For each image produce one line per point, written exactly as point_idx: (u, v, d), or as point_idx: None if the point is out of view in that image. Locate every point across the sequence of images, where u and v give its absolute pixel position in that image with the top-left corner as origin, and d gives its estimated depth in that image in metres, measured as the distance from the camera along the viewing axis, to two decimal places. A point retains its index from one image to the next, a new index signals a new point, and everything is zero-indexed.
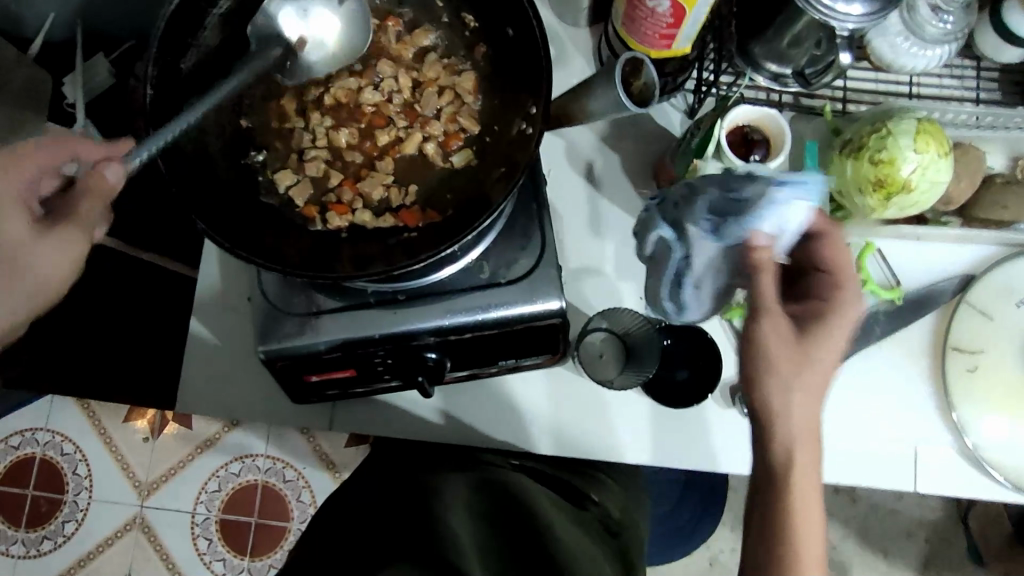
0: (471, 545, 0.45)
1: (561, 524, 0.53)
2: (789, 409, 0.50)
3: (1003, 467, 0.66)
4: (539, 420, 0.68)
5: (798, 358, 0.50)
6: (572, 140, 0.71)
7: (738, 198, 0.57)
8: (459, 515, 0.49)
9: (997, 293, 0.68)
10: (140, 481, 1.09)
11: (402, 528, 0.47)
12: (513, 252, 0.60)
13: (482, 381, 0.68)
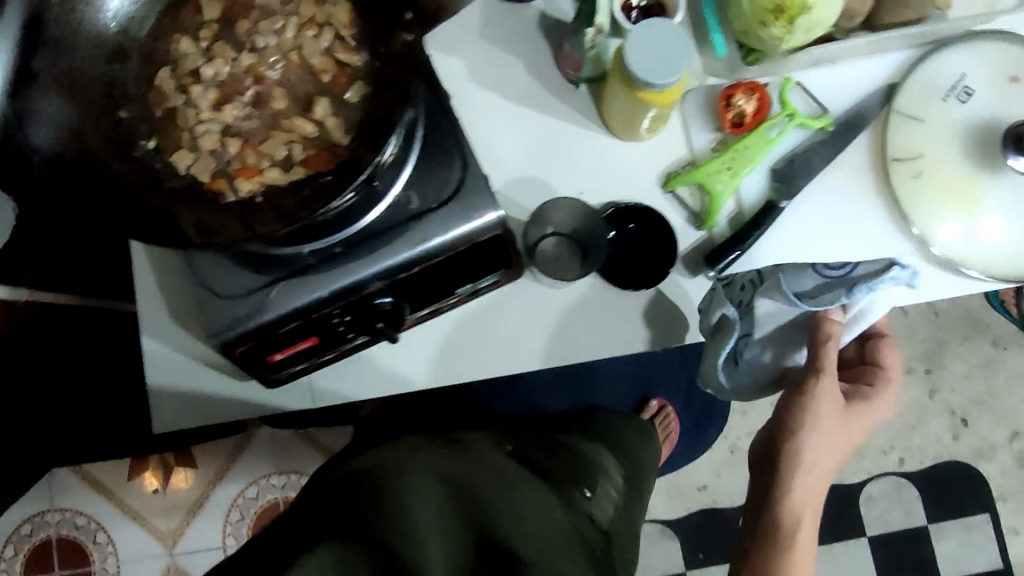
0: (428, 530, 0.53)
1: (530, 503, 0.59)
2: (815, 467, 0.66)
3: (963, 260, 0.68)
4: (513, 338, 0.67)
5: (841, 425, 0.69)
6: (473, 60, 0.71)
7: (830, 275, 0.67)
8: (427, 496, 0.56)
9: (922, 93, 0.69)
10: (161, 531, 1.20)
11: (366, 507, 0.55)
12: (437, 174, 0.58)
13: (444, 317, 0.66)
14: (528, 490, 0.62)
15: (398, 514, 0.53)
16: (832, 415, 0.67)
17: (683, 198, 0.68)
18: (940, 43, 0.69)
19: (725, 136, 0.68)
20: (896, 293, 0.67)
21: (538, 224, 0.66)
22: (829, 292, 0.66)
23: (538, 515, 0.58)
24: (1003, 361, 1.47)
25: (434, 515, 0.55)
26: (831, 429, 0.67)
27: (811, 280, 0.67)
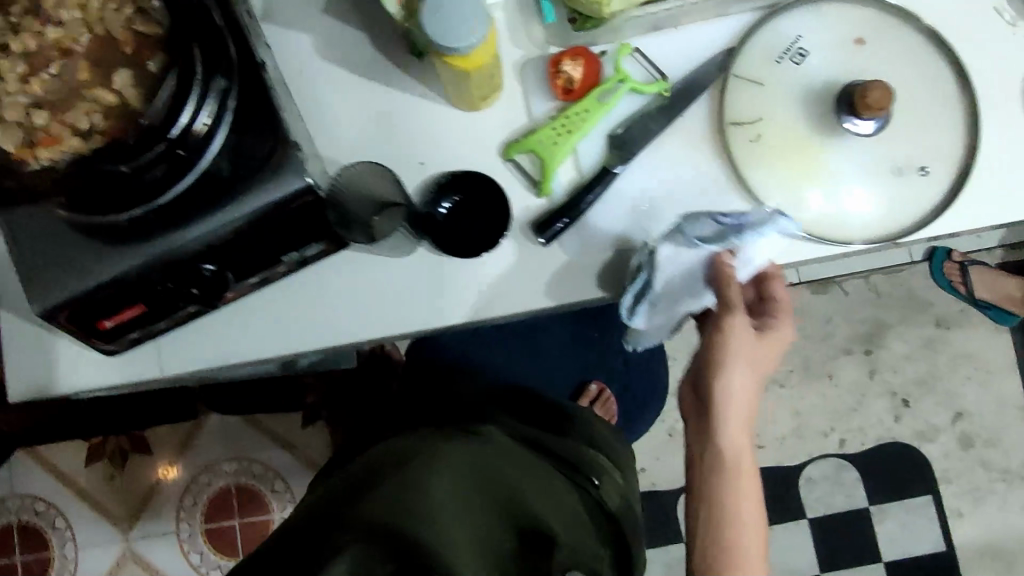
0: (445, 530, 0.55)
1: (545, 495, 0.63)
2: (735, 394, 0.64)
3: (805, 225, 0.67)
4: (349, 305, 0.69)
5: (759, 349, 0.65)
6: (320, 35, 0.72)
7: (725, 222, 0.64)
8: (444, 501, 0.58)
9: (761, 56, 0.68)
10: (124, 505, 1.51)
11: (383, 507, 0.56)
12: (249, 143, 0.60)
13: (282, 285, 0.69)
14: (537, 474, 0.65)
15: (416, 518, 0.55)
16: (750, 340, 0.64)
17: (521, 166, 0.69)
18: (779, 6, 0.69)
19: (558, 104, 0.68)
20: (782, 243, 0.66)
21: (357, 223, 0.64)
22: (723, 237, 0.63)
23: (553, 508, 0.61)
24: (946, 340, 1.45)
25: (446, 491, 0.59)
26: (747, 378, 0.64)
27: (708, 229, 0.64)
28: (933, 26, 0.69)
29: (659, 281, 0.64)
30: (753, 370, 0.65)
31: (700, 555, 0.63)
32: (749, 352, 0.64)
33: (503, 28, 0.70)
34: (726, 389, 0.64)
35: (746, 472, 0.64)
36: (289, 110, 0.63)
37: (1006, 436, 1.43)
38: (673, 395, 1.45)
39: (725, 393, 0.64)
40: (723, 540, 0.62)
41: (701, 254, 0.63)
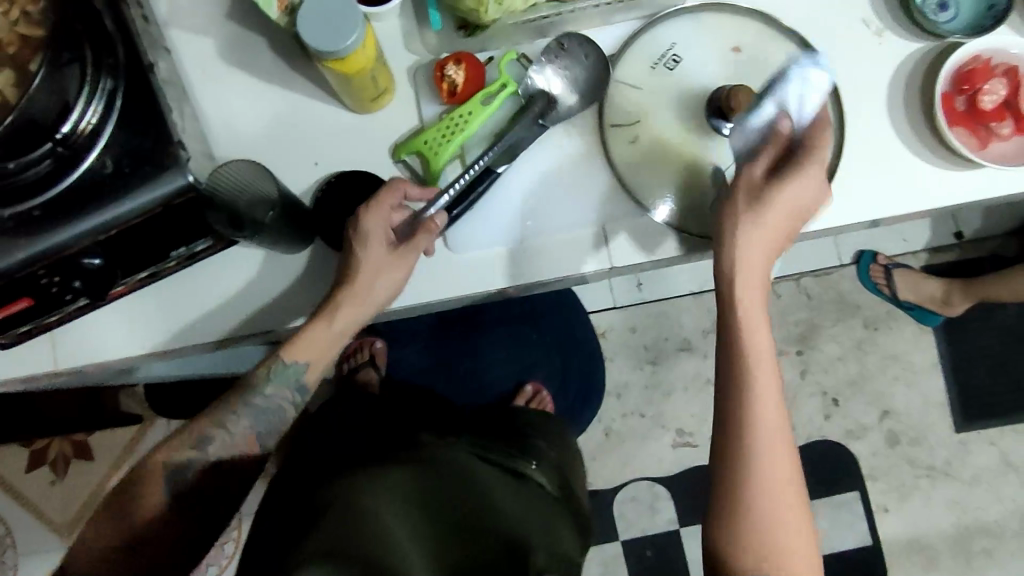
0: (397, 537, 0.61)
1: (503, 493, 0.70)
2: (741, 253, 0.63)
3: (682, 224, 0.70)
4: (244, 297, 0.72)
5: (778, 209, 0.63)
6: (221, 39, 0.74)
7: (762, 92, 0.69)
8: (394, 503, 0.64)
9: (638, 63, 0.72)
10: (60, 525, 1.59)
11: (329, 516, 0.62)
12: (134, 142, 0.61)
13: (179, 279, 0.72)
14: (493, 482, 0.71)
15: (363, 532, 0.60)
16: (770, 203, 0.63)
17: (411, 166, 0.72)
18: (658, 15, 0.72)
19: (445, 106, 0.71)
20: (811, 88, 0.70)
21: (248, 222, 0.65)
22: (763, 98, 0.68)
23: (514, 504, 0.69)
24: (874, 342, 1.49)
25: (392, 520, 0.62)
26: (758, 248, 0.64)
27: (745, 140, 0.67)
28: (806, 37, 0.73)
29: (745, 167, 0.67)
30: (774, 230, 0.63)
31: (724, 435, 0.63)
32: (770, 209, 0.63)
33: (396, 34, 0.72)
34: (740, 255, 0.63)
35: (759, 347, 0.63)
36: (179, 110, 0.66)
37: (931, 434, 1.46)
38: (610, 395, 1.48)
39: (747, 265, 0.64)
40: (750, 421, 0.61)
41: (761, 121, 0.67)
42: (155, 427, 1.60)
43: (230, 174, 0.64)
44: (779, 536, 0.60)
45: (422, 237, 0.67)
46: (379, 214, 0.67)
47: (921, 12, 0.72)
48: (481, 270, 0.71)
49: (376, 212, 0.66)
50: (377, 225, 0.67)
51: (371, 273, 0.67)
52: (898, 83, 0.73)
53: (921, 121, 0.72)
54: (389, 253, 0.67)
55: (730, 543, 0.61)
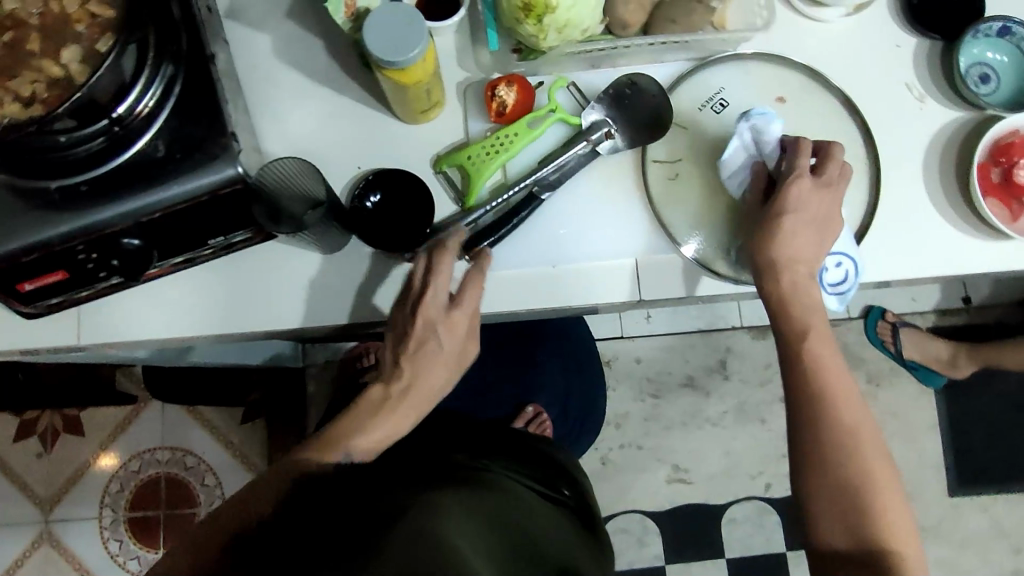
0: (487, 549, 0.57)
1: (543, 519, 0.71)
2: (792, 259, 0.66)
3: (713, 264, 0.71)
4: (272, 292, 0.72)
5: (817, 214, 0.66)
6: (278, 37, 0.75)
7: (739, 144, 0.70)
8: (472, 515, 0.60)
9: (685, 103, 0.73)
10: (42, 499, 1.57)
11: (414, 519, 0.56)
12: (185, 128, 0.62)
13: (209, 267, 0.72)
14: (536, 511, 0.71)
15: (460, 541, 0.55)
16: (808, 215, 0.66)
17: (450, 179, 0.72)
18: (708, 59, 0.74)
19: (492, 125, 0.72)
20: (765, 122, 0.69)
21: (288, 217, 0.64)
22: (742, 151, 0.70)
23: (553, 529, 0.70)
24: (875, 397, 1.50)
25: (478, 532, 0.58)
26: (800, 266, 0.66)
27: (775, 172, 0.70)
28: (849, 94, 0.75)
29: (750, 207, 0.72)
30: (818, 236, 0.66)
31: (800, 441, 0.64)
32: (799, 235, 0.66)
33: (451, 49, 0.73)
34: (783, 275, 0.66)
35: (822, 349, 0.66)
36: (234, 103, 0.67)
37: (924, 494, 1.47)
38: (609, 424, 1.48)
39: (794, 284, 0.66)
40: (820, 424, 0.63)
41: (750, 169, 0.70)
42: (149, 409, 1.59)
43: (281, 172, 0.65)
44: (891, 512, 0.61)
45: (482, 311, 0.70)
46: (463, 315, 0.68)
47: (965, 82, 0.73)
48: (512, 289, 0.72)
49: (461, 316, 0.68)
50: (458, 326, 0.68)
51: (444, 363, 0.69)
52: (936, 147, 0.75)
53: (957, 187, 0.74)
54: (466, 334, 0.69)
55: (837, 539, 0.61)
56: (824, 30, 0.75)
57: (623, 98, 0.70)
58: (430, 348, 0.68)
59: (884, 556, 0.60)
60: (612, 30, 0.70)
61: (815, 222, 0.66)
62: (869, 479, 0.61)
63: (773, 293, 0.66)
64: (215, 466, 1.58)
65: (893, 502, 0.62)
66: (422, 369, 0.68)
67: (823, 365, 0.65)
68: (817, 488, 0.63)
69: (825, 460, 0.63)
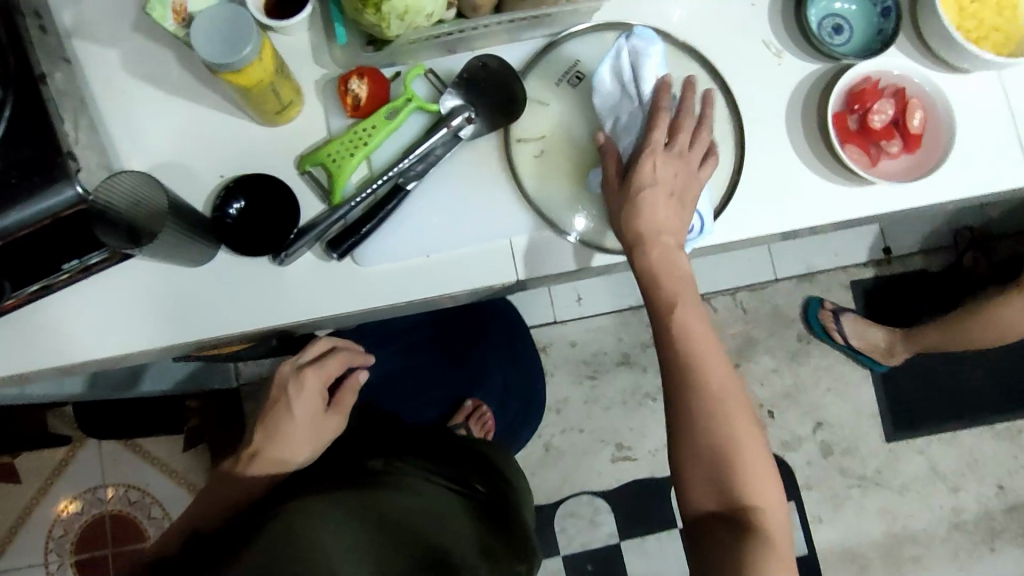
0: (338, 547, 0.67)
1: (440, 512, 0.76)
2: (659, 223, 0.65)
3: (584, 236, 0.71)
4: (143, 311, 0.71)
5: (681, 181, 0.66)
6: (129, 52, 0.73)
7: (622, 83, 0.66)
8: (338, 516, 0.70)
9: (544, 79, 0.73)
10: None
11: (275, 533, 0.67)
12: (16, 152, 0.60)
13: (77, 294, 0.70)
14: (433, 500, 0.77)
15: (306, 545, 0.66)
16: (672, 185, 0.65)
17: (315, 178, 0.71)
18: (564, 31, 0.73)
19: (351, 119, 0.71)
20: (649, 56, 0.65)
21: (143, 233, 0.63)
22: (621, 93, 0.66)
23: (450, 520, 0.76)
24: (808, 355, 1.52)
25: (335, 534, 0.68)
26: (669, 230, 0.66)
27: (629, 104, 0.66)
28: (707, 56, 0.75)
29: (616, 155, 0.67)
30: (680, 210, 0.66)
31: (672, 415, 0.64)
32: (660, 203, 0.65)
33: (306, 48, 0.73)
34: (651, 250, 0.65)
35: (689, 318, 0.65)
36: (74, 122, 0.65)
37: (861, 443, 1.50)
38: (551, 410, 1.48)
39: (660, 256, 0.65)
40: (693, 399, 0.63)
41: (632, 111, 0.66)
42: (88, 447, 1.55)
43: (115, 187, 0.61)
44: (754, 467, 0.62)
45: (346, 396, 0.85)
46: (314, 376, 0.82)
47: (817, 36, 0.74)
48: (388, 284, 0.71)
49: (312, 375, 0.82)
50: (309, 380, 0.81)
51: (303, 428, 0.80)
52: (797, 102, 0.76)
53: (818, 136, 0.75)
54: (321, 415, 0.82)
55: (705, 501, 0.63)
56: None
57: (476, 81, 0.69)
58: (282, 406, 0.80)
59: (744, 513, 0.61)
60: (463, 11, 0.69)
61: (677, 177, 0.66)
62: (736, 447, 0.62)
63: (643, 267, 0.66)
64: (160, 498, 1.55)
65: (760, 467, 0.62)
66: (278, 432, 0.80)
67: (693, 333, 0.64)
68: (690, 455, 0.63)
69: (696, 422, 0.62)
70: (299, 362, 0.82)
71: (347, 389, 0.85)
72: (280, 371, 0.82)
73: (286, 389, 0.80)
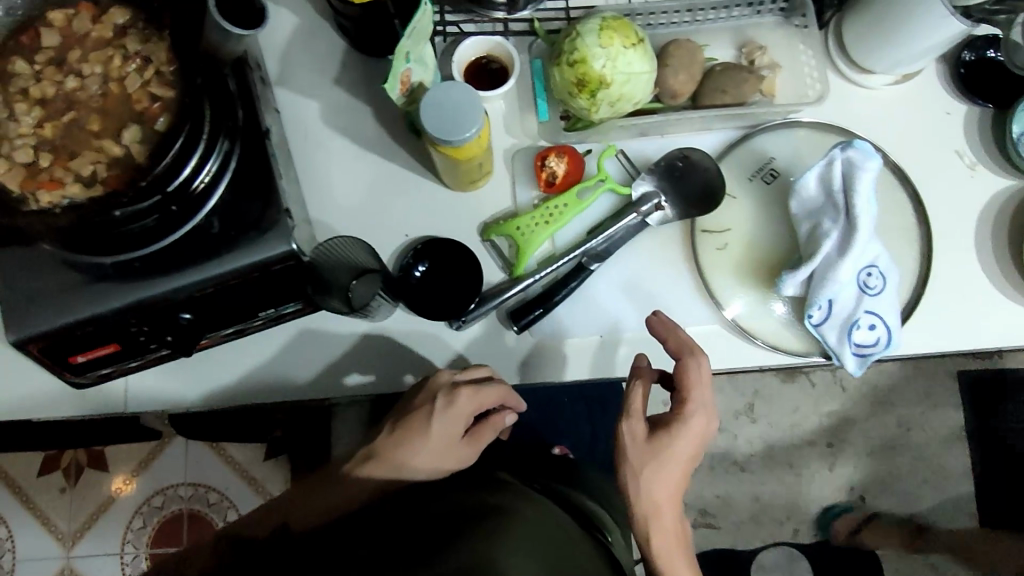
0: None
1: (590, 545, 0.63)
2: (663, 455, 0.64)
3: (762, 334, 0.70)
4: (317, 358, 0.72)
5: (706, 410, 0.64)
6: (329, 103, 0.75)
7: (833, 191, 0.66)
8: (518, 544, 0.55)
9: (734, 172, 0.73)
10: (63, 534, 1.41)
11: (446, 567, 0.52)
12: (240, 204, 0.63)
13: (255, 337, 0.72)
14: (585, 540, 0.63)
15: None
16: (690, 421, 0.64)
17: (499, 248, 0.72)
18: (759, 126, 0.74)
19: (541, 195, 0.72)
20: (868, 172, 0.65)
21: (335, 288, 0.65)
22: (831, 200, 0.66)
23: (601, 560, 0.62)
24: (907, 443, 1.46)
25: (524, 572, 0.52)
26: (673, 457, 0.64)
27: (836, 213, 0.66)
28: (899, 162, 0.74)
29: (814, 263, 0.66)
30: (691, 438, 0.64)
31: None
32: (682, 440, 0.64)
33: (501, 118, 0.74)
34: (650, 483, 0.64)
35: (667, 546, 0.66)
36: (286, 175, 0.67)
37: (957, 542, 1.44)
38: None
39: (660, 529, 0.66)
40: None
41: (841, 222, 0.65)
42: (174, 443, 1.44)
43: (331, 249, 0.65)
44: None
45: (485, 430, 0.70)
46: (468, 401, 0.65)
47: (1017, 150, 0.72)
48: (559, 361, 0.70)
49: (466, 397, 0.65)
50: (459, 403, 0.65)
51: (433, 452, 0.67)
52: (987, 215, 0.74)
53: (1010, 258, 0.73)
54: (453, 443, 0.68)
55: None
56: (873, 96, 0.75)
57: (674, 170, 0.70)
58: (421, 417, 0.66)
59: None
60: (661, 99, 0.72)
61: (695, 447, 0.65)
62: None
63: (641, 533, 0.66)
64: (242, 502, 1.42)
65: None
66: (406, 446, 0.67)
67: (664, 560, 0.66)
68: None
69: None
70: (456, 377, 0.66)
71: (488, 425, 0.70)
72: (434, 380, 0.67)
73: (433, 403, 0.65)
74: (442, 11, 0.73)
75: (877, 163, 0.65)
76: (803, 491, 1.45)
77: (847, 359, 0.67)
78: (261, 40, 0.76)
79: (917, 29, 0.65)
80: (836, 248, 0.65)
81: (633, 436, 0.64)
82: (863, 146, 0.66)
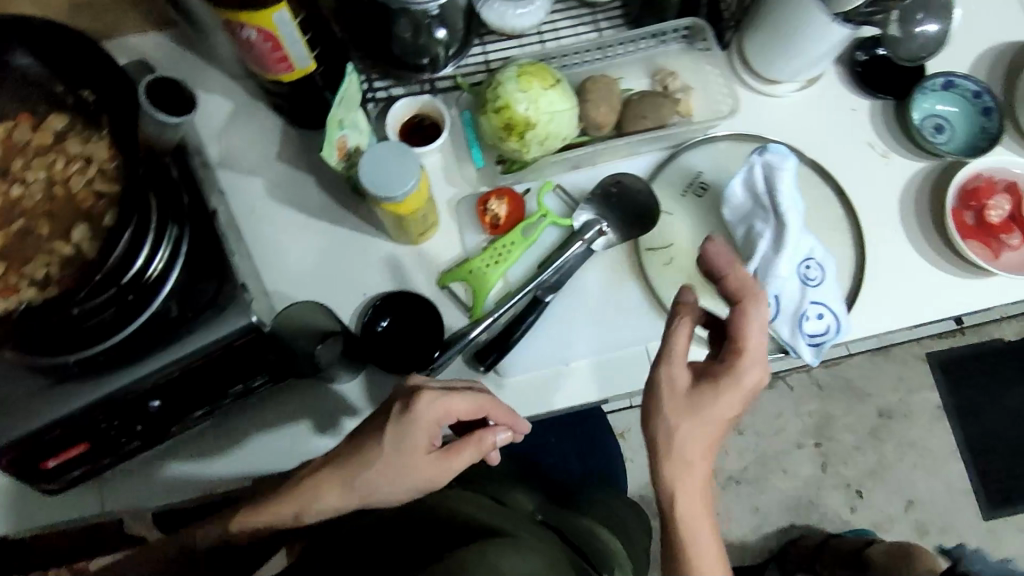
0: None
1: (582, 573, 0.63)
2: (705, 414, 0.57)
3: None
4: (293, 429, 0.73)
5: (757, 359, 0.57)
6: (273, 179, 0.78)
7: (761, 194, 0.70)
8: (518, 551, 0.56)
9: (667, 189, 0.77)
10: None
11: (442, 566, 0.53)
12: (194, 286, 0.64)
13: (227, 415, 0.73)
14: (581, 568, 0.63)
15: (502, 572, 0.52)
16: (742, 369, 0.57)
17: (456, 294, 0.74)
18: (683, 144, 0.78)
19: (488, 237, 0.75)
20: (786, 170, 0.69)
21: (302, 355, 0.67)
22: (759, 203, 0.70)
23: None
24: (891, 431, 1.48)
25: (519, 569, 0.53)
26: (716, 413, 0.57)
27: (766, 215, 0.70)
28: (818, 160, 0.79)
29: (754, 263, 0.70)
30: (736, 396, 0.57)
31: None
32: (725, 397, 0.57)
33: (440, 170, 0.77)
34: (682, 442, 0.57)
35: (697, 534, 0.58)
36: (238, 252, 0.68)
37: (958, 522, 1.44)
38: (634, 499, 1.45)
39: (684, 514, 0.58)
40: None
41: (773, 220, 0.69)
42: None
43: (291, 316, 0.67)
44: None
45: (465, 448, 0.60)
46: (430, 407, 0.58)
47: (921, 134, 0.77)
48: (529, 394, 0.72)
49: (428, 403, 0.58)
50: (420, 412, 0.57)
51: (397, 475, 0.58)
52: (907, 197, 0.78)
53: (937, 234, 0.77)
54: (422, 456, 0.58)
55: None
56: (781, 103, 0.81)
57: (610, 196, 0.74)
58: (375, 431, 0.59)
59: None
60: (588, 132, 0.76)
61: (742, 405, 0.58)
62: None
63: (666, 497, 0.58)
64: None
65: None
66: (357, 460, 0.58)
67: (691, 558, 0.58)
68: None
69: None
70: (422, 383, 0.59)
71: (470, 442, 0.60)
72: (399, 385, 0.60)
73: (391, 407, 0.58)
74: (370, 79, 0.77)
75: (794, 164, 0.69)
76: (799, 494, 1.46)
77: (803, 349, 0.69)
78: (200, 128, 0.79)
79: (808, 37, 0.71)
80: (772, 247, 0.69)
81: (669, 381, 0.59)
82: (776, 150, 0.70)
